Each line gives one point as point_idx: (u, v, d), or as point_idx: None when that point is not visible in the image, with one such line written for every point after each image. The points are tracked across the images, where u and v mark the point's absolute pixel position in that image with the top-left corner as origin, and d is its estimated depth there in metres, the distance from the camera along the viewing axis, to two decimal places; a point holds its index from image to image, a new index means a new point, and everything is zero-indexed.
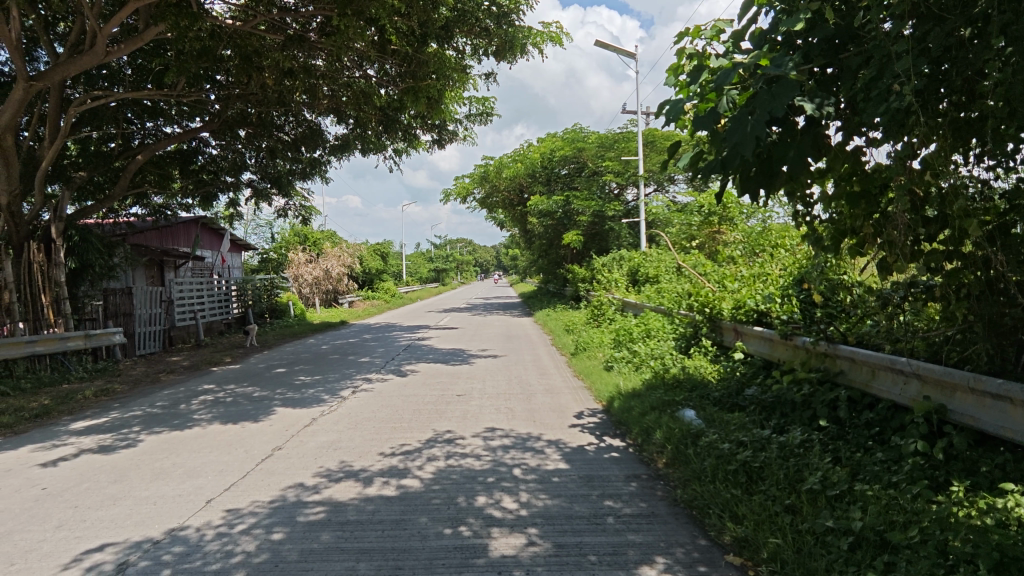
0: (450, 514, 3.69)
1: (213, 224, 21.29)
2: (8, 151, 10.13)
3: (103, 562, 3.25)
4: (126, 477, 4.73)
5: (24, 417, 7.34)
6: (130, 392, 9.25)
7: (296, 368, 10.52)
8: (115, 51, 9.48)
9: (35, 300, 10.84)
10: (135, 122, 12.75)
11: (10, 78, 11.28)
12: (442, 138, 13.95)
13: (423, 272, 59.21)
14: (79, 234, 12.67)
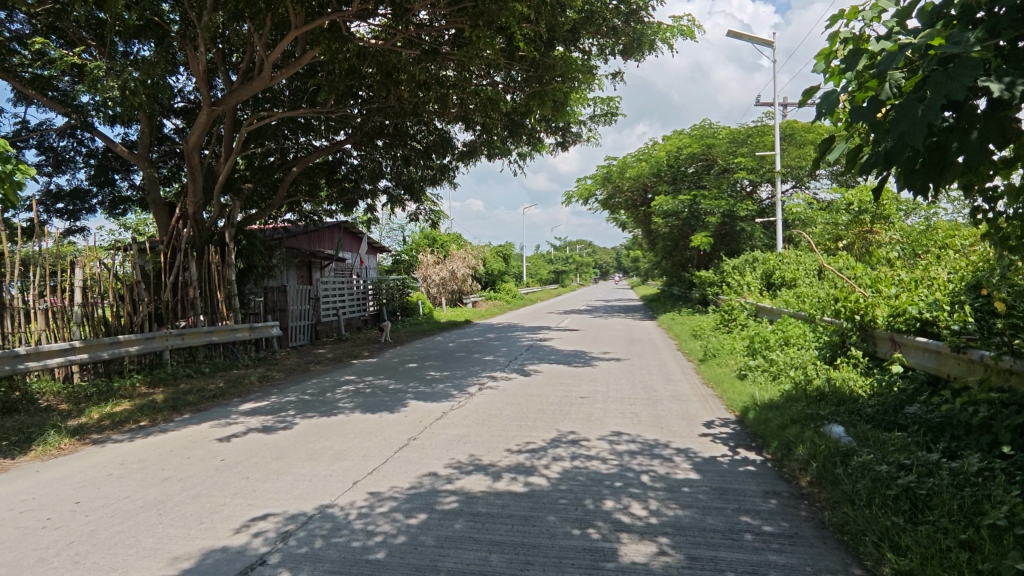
0: (578, 515, 3.70)
1: (354, 229, 23.08)
2: (194, 168, 11.77)
3: (269, 529, 3.67)
4: (286, 455, 5.31)
5: (205, 397, 8.50)
6: (285, 379, 10.35)
7: (427, 364, 11.12)
8: (277, 75, 10.68)
9: (212, 296, 12.46)
10: (291, 137, 14.25)
11: (195, 105, 13.08)
12: (566, 141, 14.01)
13: (543, 274, 59.89)
14: (247, 238, 14.35)
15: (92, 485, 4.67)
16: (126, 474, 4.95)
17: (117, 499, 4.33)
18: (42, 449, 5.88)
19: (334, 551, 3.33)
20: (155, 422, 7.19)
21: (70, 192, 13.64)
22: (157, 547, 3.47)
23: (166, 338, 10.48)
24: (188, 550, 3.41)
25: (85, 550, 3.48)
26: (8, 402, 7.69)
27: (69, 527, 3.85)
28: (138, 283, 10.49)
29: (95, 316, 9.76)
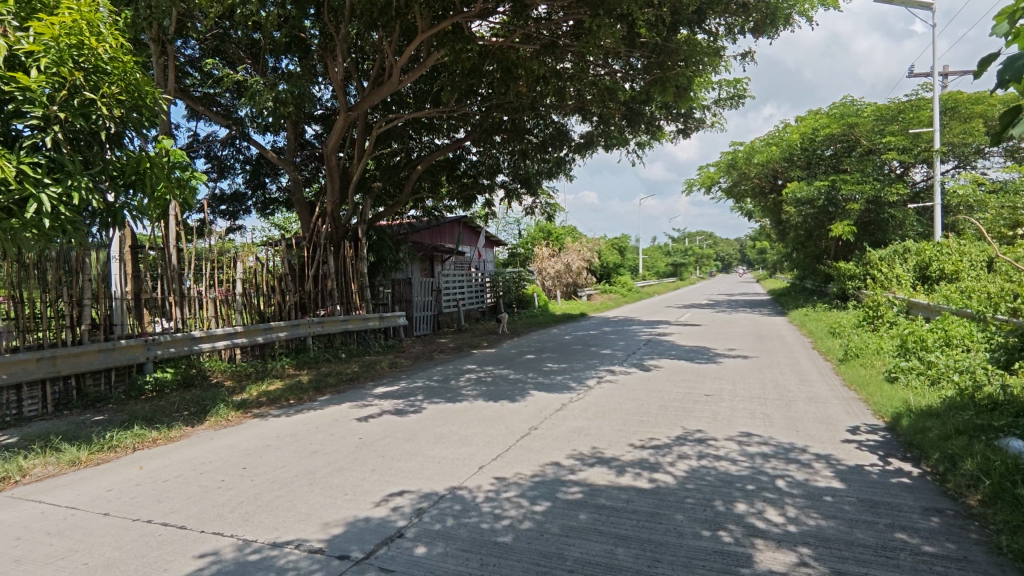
0: (708, 516, 3.57)
1: (473, 223, 23.79)
2: (332, 170, 12.79)
3: (405, 505, 3.93)
4: (416, 437, 5.65)
5: (343, 380, 9.29)
6: (412, 366, 10.98)
7: (544, 356, 11.26)
8: (405, 79, 11.29)
9: (347, 287, 13.51)
10: (415, 137, 15.03)
11: (332, 112, 14.19)
12: (688, 128, 13.45)
13: (660, 267, 58.09)
14: (377, 233, 15.36)
15: (255, 454, 5.30)
16: (282, 446, 5.55)
17: (276, 468, 4.87)
18: (214, 419, 6.76)
19: (464, 530, 3.50)
20: (303, 401, 7.98)
21: (230, 196, 15.44)
22: (311, 512, 3.86)
23: (309, 325, 11.55)
24: (337, 518, 3.75)
25: (253, 510, 3.96)
26: (187, 378, 8.92)
27: (239, 488, 4.39)
28: (284, 275, 11.69)
29: (252, 305, 11.00)
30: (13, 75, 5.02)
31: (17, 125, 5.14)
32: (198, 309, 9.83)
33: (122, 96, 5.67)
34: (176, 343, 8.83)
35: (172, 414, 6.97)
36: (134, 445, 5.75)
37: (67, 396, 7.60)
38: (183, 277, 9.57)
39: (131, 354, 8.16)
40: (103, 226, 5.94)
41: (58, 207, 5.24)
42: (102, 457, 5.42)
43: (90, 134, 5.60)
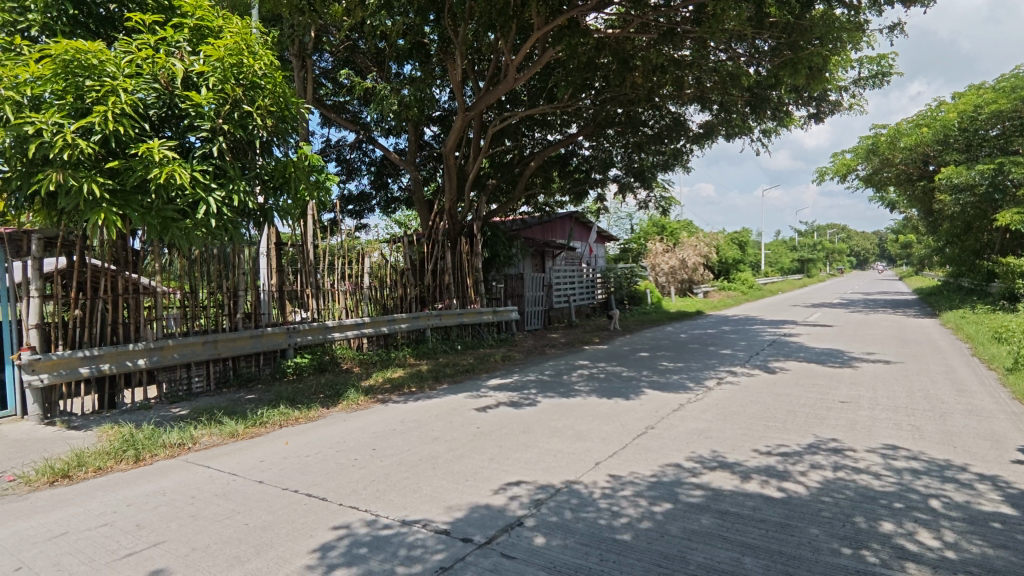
0: (848, 533, 3.29)
1: (584, 219, 23.59)
2: (450, 168, 13.27)
3: (523, 495, 4.02)
4: (531, 430, 5.75)
5: (460, 370, 9.68)
6: (525, 360, 11.17)
7: (659, 354, 10.95)
8: (520, 76, 11.43)
9: (463, 282, 14.00)
10: (528, 134, 15.24)
11: (449, 113, 14.74)
12: (821, 111, 12.40)
13: (785, 263, 54.15)
14: (491, 229, 15.75)
15: (382, 437, 5.68)
16: (406, 431, 5.90)
17: (402, 451, 5.19)
18: (346, 403, 7.33)
19: (582, 525, 3.51)
20: (423, 389, 8.41)
21: (357, 197, 16.58)
22: (435, 495, 4.07)
23: (427, 317, 12.13)
24: (459, 502, 3.92)
25: (383, 488, 4.25)
26: (321, 363, 9.74)
27: (371, 467, 4.74)
28: (404, 270, 12.35)
29: (378, 298, 11.78)
30: (188, 94, 5.74)
31: (190, 137, 5.89)
32: (331, 301, 10.68)
33: (273, 109, 6.32)
34: (313, 332, 9.66)
35: (310, 396, 7.66)
36: (280, 423, 6.39)
37: (225, 375, 8.60)
38: (318, 272, 10.43)
39: (276, 341, 9.05)
40: (257, 225, 6.66)
41: (223, 207, 5.95)
42: (255, 432, 6.09)
43: (247, 143, 6.29)
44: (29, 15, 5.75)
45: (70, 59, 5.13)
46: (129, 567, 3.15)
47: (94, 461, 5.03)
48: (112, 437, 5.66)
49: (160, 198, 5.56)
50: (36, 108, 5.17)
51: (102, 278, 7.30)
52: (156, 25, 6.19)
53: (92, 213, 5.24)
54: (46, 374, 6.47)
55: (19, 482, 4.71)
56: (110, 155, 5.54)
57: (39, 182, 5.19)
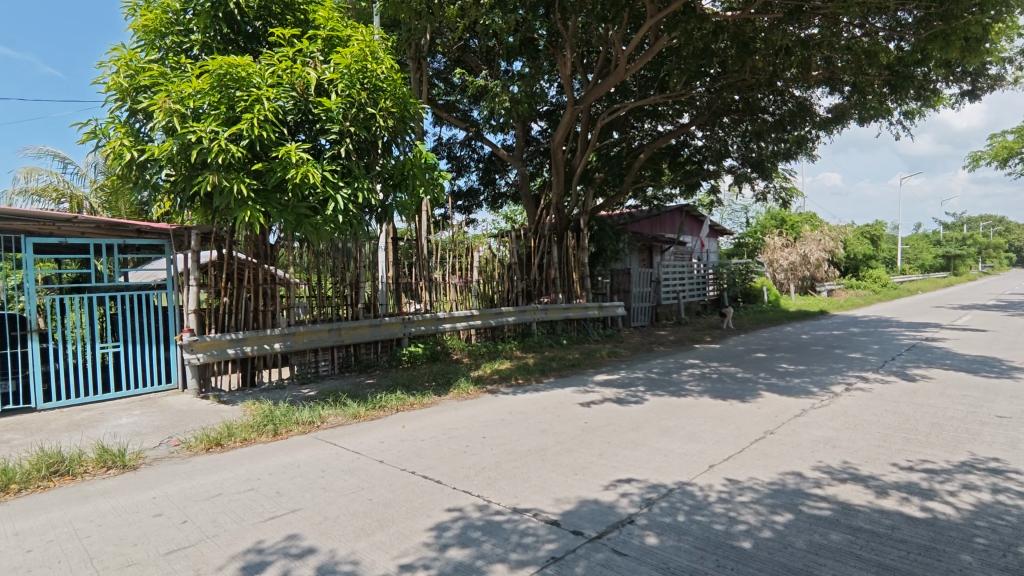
0: (1009, 564, 2.91)
1: (695, 212, 22.62)
2: (558, 162, 13.25)
3: (633, 493, 3.96)
4: (640, 428, 5.64)
5: (565, 364, 9.70)
6: (632, 356, 10.96)
7: (777, 355, 10.29)
8: (632, 66, 11.17)
9: (569, 277, 14.00)
10: (637, 126, 14.88)
11: (557, 107, 14.74)
12: (978, 88, 10.96)
13: (927, 260, 48.57)
14: (598, 224, 15.56)
15: (492, 426, 5.84)
16: (515, 422, 6.03)
17: (511, 441, 5.31)
18: (456, 391, 7.61)
19: (696, 528, 3.40)
20: (530, 382, 8.52)
21: (466, 193, 17.10)
22: (545, 486, 4.12)
23: (533, 311, 12.27)
24: (568, 495, 3.94)
25: (494, 475, 4.37)
26: (433, 352, 10.18)
27: (482, 455, 4.89)
28: (511, 264, 12.55)
29: (486, 292, 12.09)
30: (320, 99, 6.21)
31: (322, 140, 6.37)
32: (442, 293, 11.13)
33: (394, 110, 6.68)
34: (426, 322, 10.10)
35: (423, 384, 8.04)
36: (397, 407, 6.77)
37: (347, 361, 9.25)
38: (431, 266, 10.89)
39: (392, 330, 9.57)
40: (378, 221, 7.10)
41: (349, 204, 6.40)
42: (375, 414, 6.50)
43: (370, 143, 6.70)
44: (192, 36, 6.50)
45: (224, 73, 5.73)
46: (272, 529, 3.50)
47: (240, 432, 5.62)
48: (254, 413, 6.29)
49: (295, 197, 6.09)
50: (197, 118, 5.83)
51: (246, 270, 8.14)
52: (293, 37, 6.75)
53: (240, 211, 5.85)
54: (202, 353, 7.40)
55: (182, 448, 5.39)
56: (254, 158, 6.14)
57: (198, 184, 5.87)
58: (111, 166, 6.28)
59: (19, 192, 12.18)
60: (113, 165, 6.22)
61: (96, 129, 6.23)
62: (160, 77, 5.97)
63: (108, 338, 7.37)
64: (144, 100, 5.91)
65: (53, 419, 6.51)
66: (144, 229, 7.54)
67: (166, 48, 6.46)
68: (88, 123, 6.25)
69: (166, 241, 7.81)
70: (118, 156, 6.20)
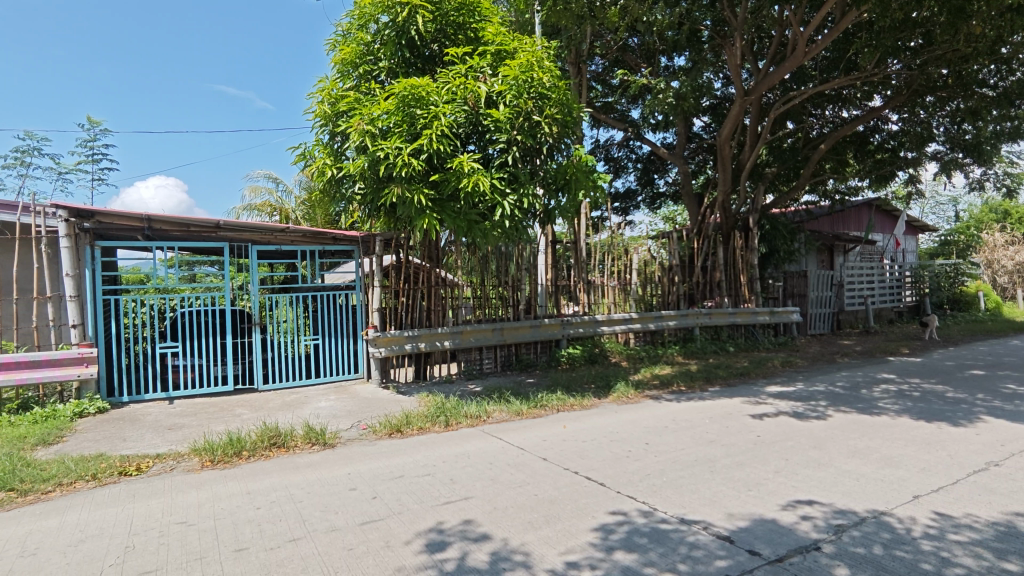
0: None
1: (887, 207, 19.92)
2: (725, 158, 12.43)
3: (818, 517, 3.59)
4: (823, 446, 5.10)
5: (733, 372, 9.12)
6: (810, 367, 9.96)
7: (1000, 374, 8.66)
8: (813, 49, 10.16)
9: (737, 279, 13.16)
10: (816, 112, 13.51)
11: (722, 100, 13.91)
12: None
13: None
14: (770, 222, 14.38)
15: (654, 433, 5.69)
16: (679, 430, 5.81)
17: (676, 449, 5.12)
18: (617, 395, 7.54)
19: (897, 564, 2.99)
20: (694, 389, 8.15)
21: (623, 194, 16.84)
22: (715, 499, 3.91)
23: (696, 315, 11.71)
24: (741, 511, 3.70)
25: (659, 483, 4.26)
26: (592, 354, 10.15)
27: (645, 461, 4.79)
28: (670, 266, 12.12)
29: (645, 294, 11.80)
30: (489, 111, 6.55)
31: (491, 149, 6.72)
32: (601, 296, 11.11)
33: (558, 116, 6.86)
34: (584, 325, 10.21)
35: (583, 385, 8.08)
36: (558, 407, 6.90)
37: (509, 360, 9.65)
38: (589, 268, 10.93)
39: (551, 331, 9.81)
40: (541, 224, 7.33)
41: (515, 210, 6.70)
42: (537, 413, 6.69)
43: (535, 150, 6.94)
44: (380, 63, 7.21)
45: (407, 94, 6.29)
46: (448, 513, 3.77)
47: (418, 421, 6.14)
48: (428, 404, 6.83)
49: (467, 204, 6.52)
50: (385, 136, 6.44)
51: (421, 273, 8.92)
52: (466, 55, 7.20)
53: (419, 219, 6.41)
54: (384, 348, 8.27)
55: (370, 432, 6.03)
56: (432, 170, 6.66)
57: (385, 196, 6.52)
58: (317, 182, 7.23)
59: (245, 208, 14.54)
60: (317, 181, 7.14)
61: (305, 151, 7.20)
62: (355, 103, 6.74)
63: (310, 331, 8.52)
64: (342, 124, 6.70)
65: (270, 399, 7.67)
66: (339, 237, 8.57)
67: (359, 76, 7.26)
68: (298, 146, 7.25)
69: (356, 247, 8.79)
70: (321, 173, 7.11)
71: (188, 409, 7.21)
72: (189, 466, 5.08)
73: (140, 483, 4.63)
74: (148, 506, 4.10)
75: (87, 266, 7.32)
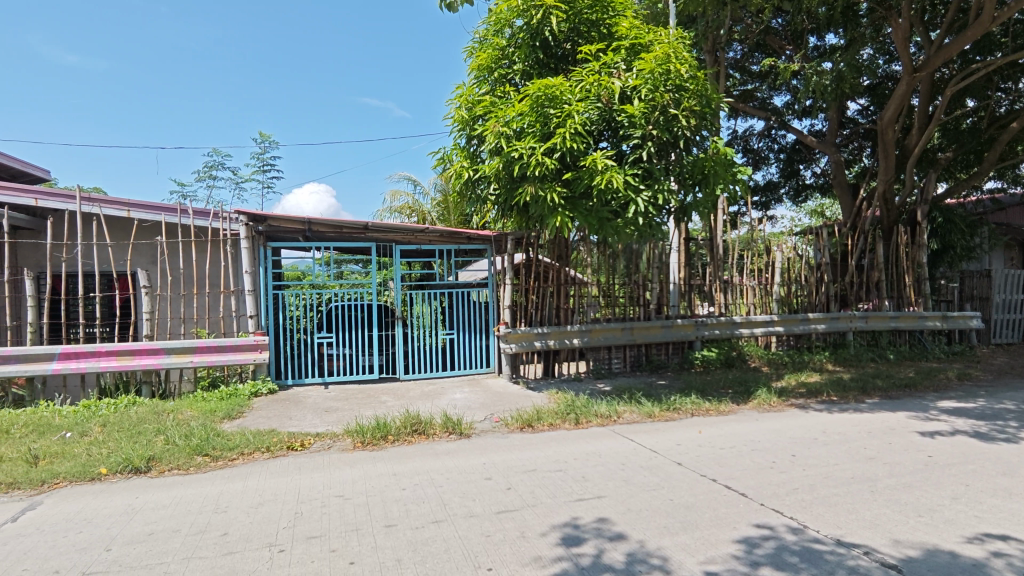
0: None
1: None
2: (889, 143, 11.03)
3: (1012, 555, 3.11)
4: (1016, 473, 4.40)
5: (895, 384, 8.15)
6: (994, 382, 8.61)
7: None
8: (1003, 13, 8.77)
9: (900, 279, 11.71)
10: (1005, 85, 11.64)
11: (884, 79, 12.46)
12: None
13: None
14: (943, 215, 12.55)
15: (802, 444, 5.26)
16: (831, 443, 5.32)
17: (828, 463, 4.69)
18: (757, 402, 7.07)
19: None
20: (847, 399, 7.40)
21: (763, 187, 15.66)
22: (877, 522, 3.54)
23: (850, 319, 10.62)
24: (912, 539, 3.31)
25: (809, 499, 3.93)
26: (729, 358, 9.59)
27: (792, 474, 4.45)
28: (821, 264, 11.08)
29: (788, 295, 10.92)
30: (624, 107, 6.44)
31: (625, 146, 6.63)
32: (739, 296, 10.48)
33: (696, 108, 6.67)
34: (720, 326, 9.71)
35: (720, 390, 7.67)
36: (692, 411, 6.63)
37: (639, 360, 9.45)
38: (726, 266, 10.36)
39: (684, 332, 9.45)
40: (676, 221, 7.07)
41: (650, 206, 6.56)
42: (670, 416, 6.48)
43: (671, 144, 6.74)
44: (515, 66, 7.41)
45: (541, 95, 6.37)
46: (581, 510, 3.79)
47: (548, 417, 6.24)
48: (559, 401, 6.92)
49: (599, 202, 6.51)
50: (518, 137, 6.59)
51: (550, 272, 9.01)
52: (599, 52, 7.15)
53: (552, 217, 6.48)
54: (514, 344, 8.53)
55: (502, 424, 6.23)
56: (565, 168, 6.70)
57: (519, 196, 6.66)
58: (454, 185, 7.58)
59: (387, 210, 15.63)
60: (454, 184, 7.48)
61: (444, 155, 7.61)
62: (491, 106, 6.97)
63: (446, 326, 8.99)
64: (479, 127, 6.95)
65: (411, 389, 8.22)
66: (472, 236, 8.93)
67: (494, 80, 7.50)
68: (438, 150, 7.67)
69: (488, 246, 9.12)
70: (458, 176, 7.44)
71: (341, 394, 7.93)
72: (343, 446, 5.59)
73: (304, 458, 5.20)
74: (311, 478, 4.60)
75: (261, 264, 8.35)
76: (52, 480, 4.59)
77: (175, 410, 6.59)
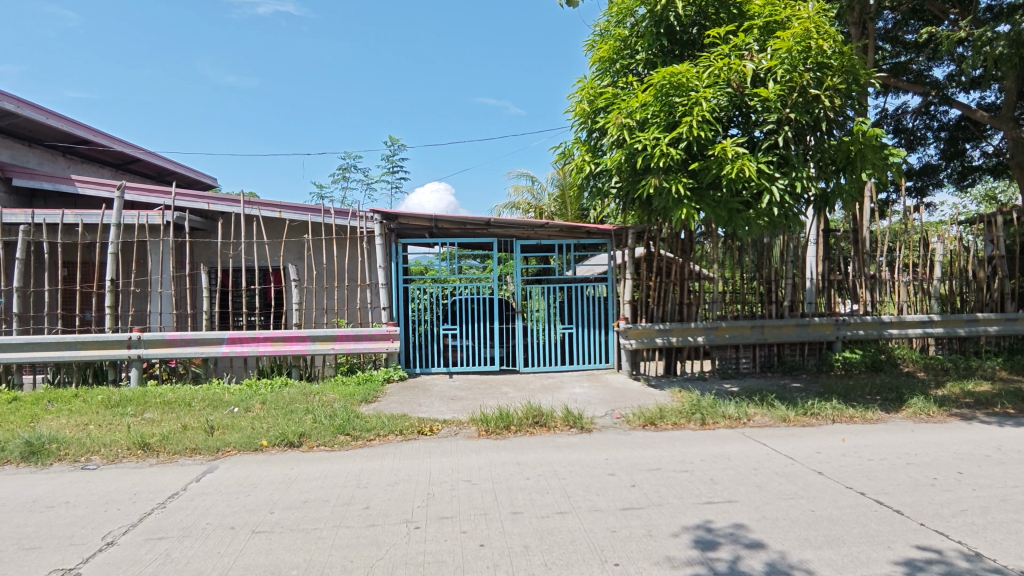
0: None
1: None
2: None
3: None
4: None
5: None
6: None
7: None
8: None
9: None
10: None
11: None
12: None
13: None
14: None
15: (970, 461, 4.63)
16: (1009, 462, 4.63)
17: (1005, 485, 4.09)
18: (912, 411, 6.34)
19: None
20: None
21: (919, 170, 13.93)
22: None
23: None
24: None
25: (981, 524, 3.46)
26: (876, 361, 8.68)
27: (959, 494, 3.93)
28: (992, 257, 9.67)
29: (950, 292, 9.65)
30: (757, 90, 6.06)
31: (758, 132, 6.23)
32: (889, 293, 9.45)
33: (840, 86, 6.13)
34: (866, 326, 8.80)
35: (866, 396, 6.97)
36: (833, 417, 6.10)
37: (770, 360, 8.87)
38: (872, 260, 9.38)
39: (823, 332, 8.70)
40: (815, 210, 6.57)
41: (786, 195, 6.16)
42: (807, 421, 6.01)
43: (811, 127, 6.24)
44: (638, 55, 7.23)
45: (666, 83, 6.15)
46: (711, 514, 3.64)
47: (672, 416, 6.05)
48: (682, 400, 6.68)
49: (729, 192, 6.18)
50: (641, 128, 6.42)
51: (673, 266, 8.70)
52: (729, 35, 6.78)
53: (677, 209, 6.25)
54: (635, 340, 8.39)
55: (624, 421, 6.15)
56: (691, 159, 6.41)
57: (642, 188, 6.47)
58: (574, 180, 7.59)
59: (507, 206, 15.94)
60: (575, 178, 7.50)
61: (565, 151, 7.62)
62: (613, 98, 6.85)
63: (564, 321, 9.03)
64: (601, 120, 6.89)
65: (531, 381, 8.37)
66: (592, 231, 8.87)
67: (616, 71, 7.38)
68: (559, 146, 7.71)
69: (608, 240, 9.01)
70: (578, 170, 7.44)
71: (465, 384, 8.27)
72: (469, 433, 5.83)
73: (434, 443, 5.49)
74: (440, 462, 4.85)
75: (392, 260, 8.92)
76: (224, 448, 5.26)
77: (320, 392, 7.26)
